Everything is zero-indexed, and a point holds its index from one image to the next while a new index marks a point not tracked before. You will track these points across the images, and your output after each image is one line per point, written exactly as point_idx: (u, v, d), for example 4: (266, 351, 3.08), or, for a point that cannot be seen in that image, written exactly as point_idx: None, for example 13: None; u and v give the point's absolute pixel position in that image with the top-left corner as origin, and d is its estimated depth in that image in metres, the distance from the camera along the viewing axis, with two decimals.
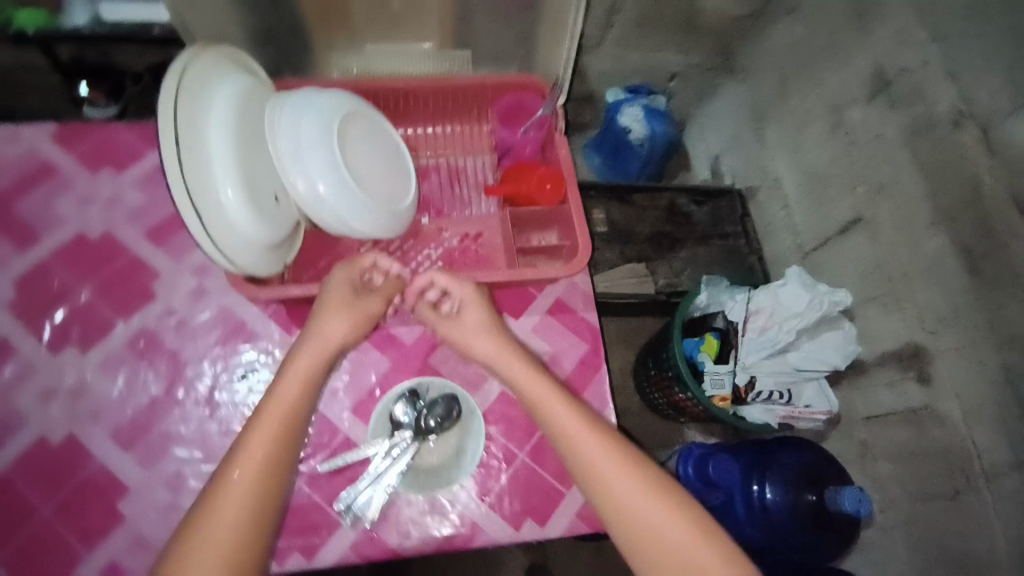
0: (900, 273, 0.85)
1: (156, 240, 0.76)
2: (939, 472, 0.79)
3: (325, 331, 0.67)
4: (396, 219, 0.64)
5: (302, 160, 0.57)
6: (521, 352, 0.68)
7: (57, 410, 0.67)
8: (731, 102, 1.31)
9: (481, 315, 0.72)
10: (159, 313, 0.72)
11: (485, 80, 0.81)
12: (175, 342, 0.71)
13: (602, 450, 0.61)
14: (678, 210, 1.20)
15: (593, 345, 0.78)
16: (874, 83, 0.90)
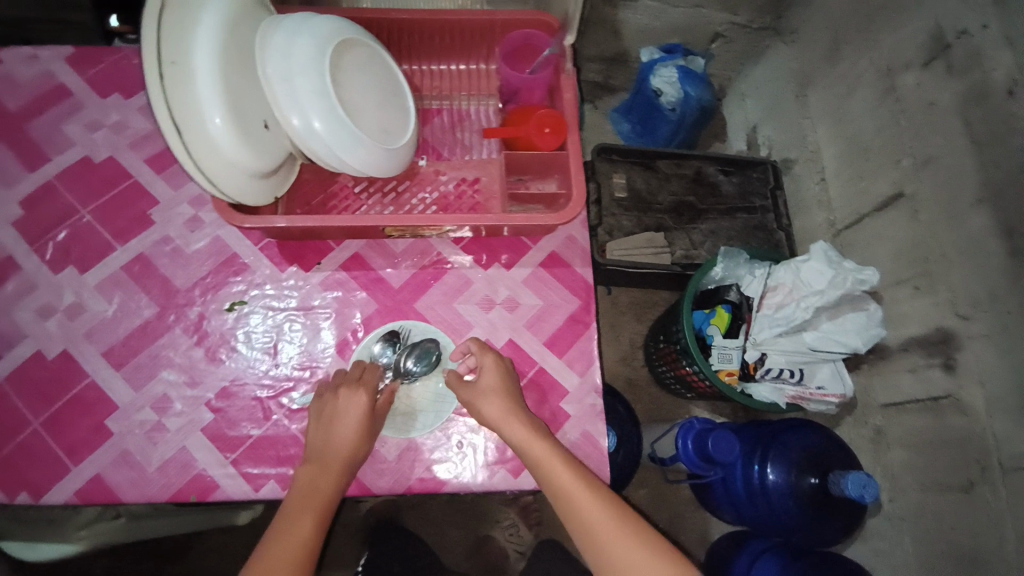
0: (937, 252, 0.79)
1: (159, 167, 0.77)
2: (955, 463, 0.74)
3: (336, 437, 0.62)
4: (394, 159, 0.62)
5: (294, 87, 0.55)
6: (538, 435, 0.61)
7: (58, 324, 0.71)
8: (776, 66, 1.22)
9: (501, 382, 0.65)
10: (156, 241, 0.74)
11: (493, 15, 0.73)
12: (167, 268, 0.73)
13: (611, 521, 0.57)
14: (704, 179, 1.15)
15: (585, 303, 0.75)
16: (932, 43, 0.81)
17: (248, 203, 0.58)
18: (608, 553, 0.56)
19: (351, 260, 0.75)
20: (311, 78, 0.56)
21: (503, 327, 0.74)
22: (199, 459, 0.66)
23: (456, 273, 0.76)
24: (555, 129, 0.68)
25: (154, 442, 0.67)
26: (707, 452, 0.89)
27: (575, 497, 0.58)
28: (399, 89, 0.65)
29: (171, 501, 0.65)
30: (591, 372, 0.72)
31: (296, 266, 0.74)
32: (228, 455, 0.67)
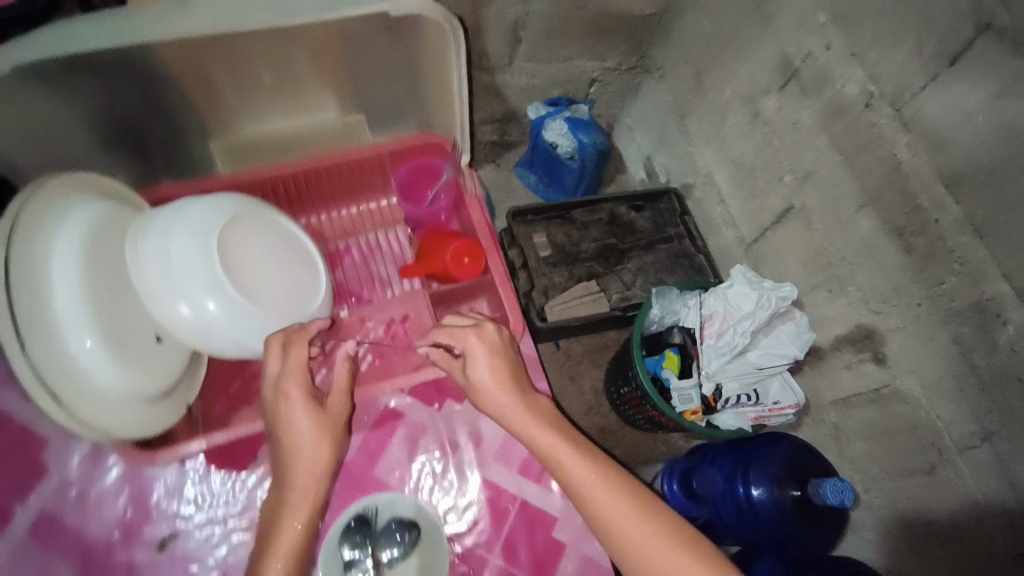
0: (840, 257, 0.85)
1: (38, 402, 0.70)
2: (912, 448, 0.79)
3: (305, 453, 0.61)
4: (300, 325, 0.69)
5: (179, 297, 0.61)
6: (540, 422, 0.67)
7: None
8: (653, 100, 1.29)
9: (496, 366, 0.70)
10: (54, 488, 0.74)
11: (388, 150, 0.82)
12: (73, 516, 0.74)
13: (614, 493, 0.62)
14: (620, 220, 1.19)
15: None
16: (783, 70, 0.89)
17: (139, 428, 0.63)
18: (613, 520, 0.60)
19: None
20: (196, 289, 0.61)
21: (469, 464, 0.78)
22: None
23: (411, 419, 0.79)
24: (472, 257, 0.76)
25: None
26: (692, 488, 1.00)
27: (572, 468, 0.64)
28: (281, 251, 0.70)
29: None
30: None
31: (231, 466, 0.79)
32: None
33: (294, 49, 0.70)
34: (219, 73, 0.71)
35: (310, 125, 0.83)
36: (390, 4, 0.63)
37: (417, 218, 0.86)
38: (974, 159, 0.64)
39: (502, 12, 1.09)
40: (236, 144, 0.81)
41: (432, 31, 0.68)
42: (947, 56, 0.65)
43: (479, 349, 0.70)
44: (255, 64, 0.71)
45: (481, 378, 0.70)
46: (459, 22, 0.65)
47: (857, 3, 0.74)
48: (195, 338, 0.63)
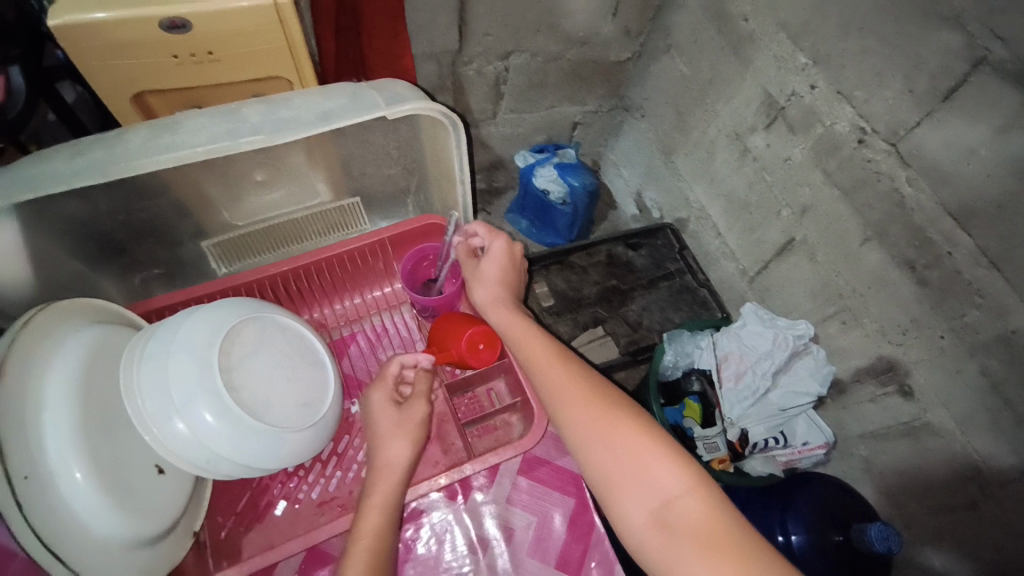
0: (849, 289, 0.84)
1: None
2: (950, 482, 0.76)
3: (391, 450, 0.64)
4: (316, 431, 0.63)
5: (185, 410, 0.56)
6: (519, 323, 0.67)
7: None
8: (637, 138, 1.30)
9: (502, 272, 0.71)
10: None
11: (391, 236, 0.78)
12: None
13: (576, 384, 0.59)
14: (618, 260, 1.17)
15: (580, 500, 0.72)
16: (767, 110, 0.90)
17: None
18: (575, 410, 0.57)
19: (307, 560, 0.68)
20: (206, 403, 0.57)
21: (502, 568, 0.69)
22: None
23: (437, 516, 0.71)
24: (488, 343, 0.71)
25: None
26: None
27: (542, 361, 0.62)
28: (303, 348, 0.66)
29: None
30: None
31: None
32: None
33: (287, 149, 0.65)
34: (211, 180, 0.66)
35: (305, 212, 0.77)
36: (390, 110, 0.60)
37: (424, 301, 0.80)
38: (981, 194, 0.65)
39: (482, 71, 1.09)
40: (230, 240, 0.76)
41: (430, 122, 0.65)
42: (939, 92, 0.65)
43: (502, 249, 0.71)
44: (247, 167, 0.66)
45: (496, 268, 0.71)
46: (459, 117, 0.63)
47: (837, 46, 0.75)
48: (198, 465, 0.58)
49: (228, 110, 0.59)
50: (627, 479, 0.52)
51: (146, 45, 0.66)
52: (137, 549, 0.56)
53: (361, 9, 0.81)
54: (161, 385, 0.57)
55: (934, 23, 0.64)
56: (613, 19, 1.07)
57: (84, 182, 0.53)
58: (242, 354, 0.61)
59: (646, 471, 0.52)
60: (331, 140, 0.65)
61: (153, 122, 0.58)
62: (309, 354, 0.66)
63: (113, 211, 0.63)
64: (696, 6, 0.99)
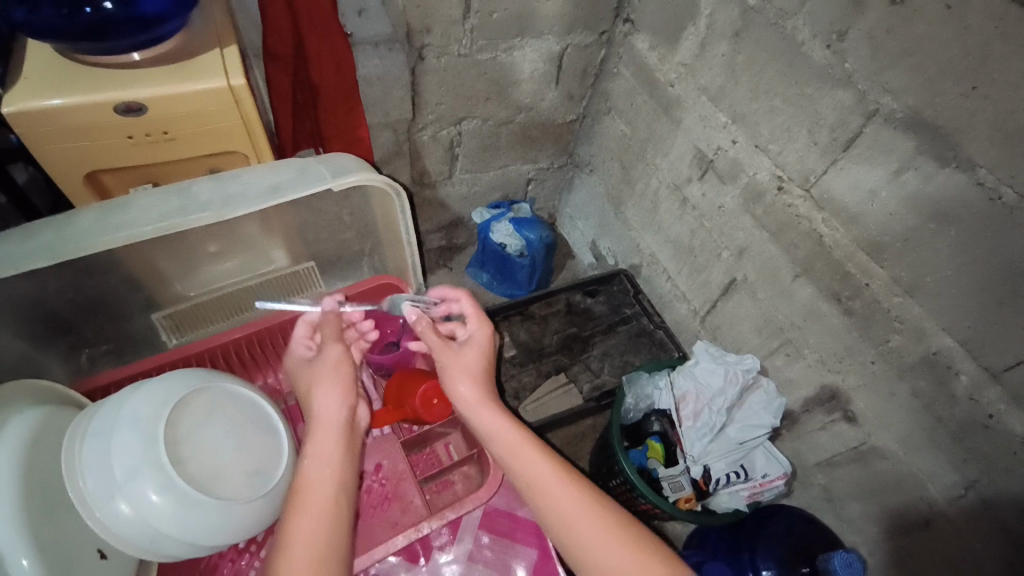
0: (789, 323, 0.89)
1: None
2: (903, 503, 0.79)
3: (326, 412, 0.63)
4: (269, 501, 0.61)
5: (129, 488, 0.56)
6: (482, 394, 0.68)
7: None
8: (588, 192, 1.38)
9: (485, 363, 0.71)
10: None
11: (344, 294, 0.78)
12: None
13: (584, 506, 0.58)
14: (577, 308, 1.21)
15: (542, 549, 0.70)
16: (699, 163, 0.97)
17: None
18: (580, 534, 0.56)
19: None
20: (151, 480, 0.56)
21: None
22: None
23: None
24: (441, 399, 0.73)
25: None
26: None
27: (484, 411, 0.66)
28: (257, 415, 0.65)
29: None
30: None
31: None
32: None
33: (239, 220, 0.68)
34: (160, 255, 0.68)
35: (261, 281, 0.79)
36: (336, 182, 0.66)
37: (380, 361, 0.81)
38: (888, 230, 0.72)
39: (436, 136, 1.16)
40: (182, 310, 0.76)
41: (376, 191, 0.71)
42: (842, 142, 0.73)
43: (485, 337, 0.72)
44: (199, 240, 0.68)
45: (474, 358, 0.71)
46: (403, 188, 0.70)
47: (751, 106, 0.84)
48: (144, 546, 0.57)
49: (179, 189, 0.63)
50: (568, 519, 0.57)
51: (100, 128, 0.69)
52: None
53: (316, 87, 0.86)
54: (106, 463, 0.56)
55: (829, 85, 0.73)
56: (556, 86, 1.16)
57: (34, 264, 0.56)
58: (192, 425, 0.61)
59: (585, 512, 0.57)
60: (284, 212, 0.69)
61: (102, 203, 0.61)
62: (263, 422, 0.65)
63: (59, 289, 0.63)
64: (629, 73, 1.08)
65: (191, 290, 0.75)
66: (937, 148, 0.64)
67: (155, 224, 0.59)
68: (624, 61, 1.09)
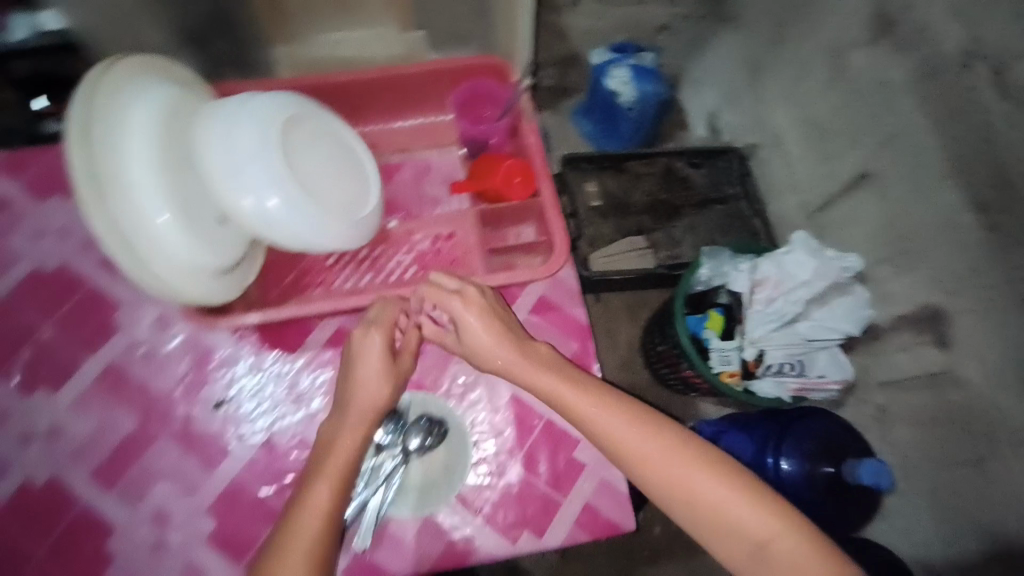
0: (911, 230, 0.80)
1: (112, 268, 0.76)
2: (963, 437, 0.74)
3: (362, 394, 0.62)
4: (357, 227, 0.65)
5: (243, 177, 0.57)
6: (526, 376, 0.64)
7: (40, 449, 0.70)
8: (726, 54, 1.22)
9: (491, 327, 0.66)
10: (125, 345, 0.73)
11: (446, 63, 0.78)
12: (142, 374, 0.73)
13: (663, 449, 0.57)
14: (675, 175, 1.15)
15: (581, 347, 0.74)
16: (876, 24, 0.82)
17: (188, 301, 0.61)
18: (652, 472, 0.57)
19: (336, 335, 0.75)
20: (259, 169, 0.57)
21: None
22: (207, 565, 0.66)
23: (450, 333, 0.75)
24: (523, 179, 0.74)
25: (157, 564, 0.66)
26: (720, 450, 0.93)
27: (536, 375, 0.64)
28: (353, 158, 0.69)
29: None
30: None
31: (279, 348, 0.74)
32: (240, 559, 0.66)
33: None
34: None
35: None
36: None
37: (469, 136, 0.79)
38: None
39: None
40: None
41: None
42: None
43: (474, 306, 0.65)
44: None
45: (481, 340, 0.65)
46: None
47: None
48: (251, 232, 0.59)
49: None
50: (654, 455, 0.57)
51: None
52: (206, 276, 0.62)
53: None
54: (224, 149, 0.57)
55: None
56: None
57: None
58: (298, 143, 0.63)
59: (673, 449, 0.58)
60: None
61: None
62: (358, 166, 0.68)
63: None
64: None
65: None
66: None
67: None
68: None
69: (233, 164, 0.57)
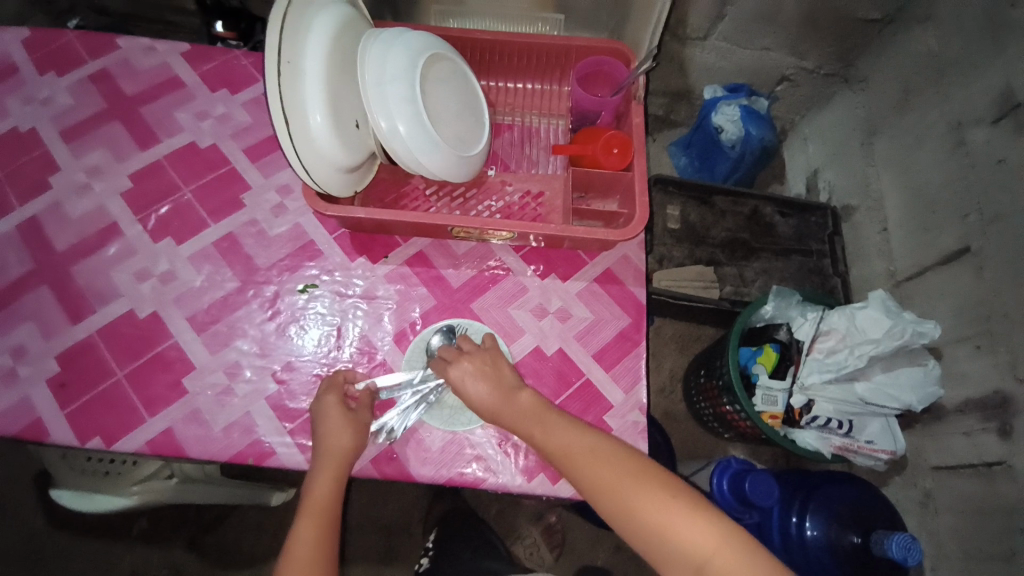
0: (1002, 313, 0.76)
1: (250, 156, 0.82)
2: (999, 532, 0.70)
3: (334, 446, 0.63)
4: (465, 165, 0.64)
5: (387, 95, 0.58)
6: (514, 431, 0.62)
7: (151, 289, 0.75)
8: (842, 113, 1.22)
9: (485, 396, 0.63)
10: (243, 222, 0.78)
11: (570, 39, 0.77)
12: (251, 248, 0.77)
13: (610, 468, 0.56)
14: (761, 219, 1.15)
15: (635, 322, 0.75)
16: (1001, 103, 0.81)
17: (330, 192, 0.61)
18: (603, 499, 0.55)
19: (416, 257, 0.77)
20: (402, 87, 0.59)
21: (553, 335, 0.74)
22: (260, 425, 0.69)
23: (513, 279, 0.76)
24: (622, 149, 0.72)
25: (222, 405, 0.70)
26: (743, 493, 0.83)
27: (506, 417, 0.62)
28: (476, 103, 0.69)
29: (231, 461, 0.68)
30: (636, 389, 0.71)
31: (364, 257, 0.77)
32: (286, 424, 0.69)
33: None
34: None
35: (514, 21, 0.86)
36: None
37: (580, 105, 0.78)
38: None
39: None
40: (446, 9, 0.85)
41: None
42: None
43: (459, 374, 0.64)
44: None
45: (482, 396, 0.63)
46: None
47: None
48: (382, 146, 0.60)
49: None
50: (602, 479, 0.55)
51: None
52: (340, 183, 0.60)
53: None
54: (377, 66, 0.59)
55: None
56: None
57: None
58: (435, 78, 0.64)
59: (618, 471, 0.55)
60: None
61: None
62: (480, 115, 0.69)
63: None
64: None
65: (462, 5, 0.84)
66: None
67: None
68: None
69: (383, 80, 0.59)
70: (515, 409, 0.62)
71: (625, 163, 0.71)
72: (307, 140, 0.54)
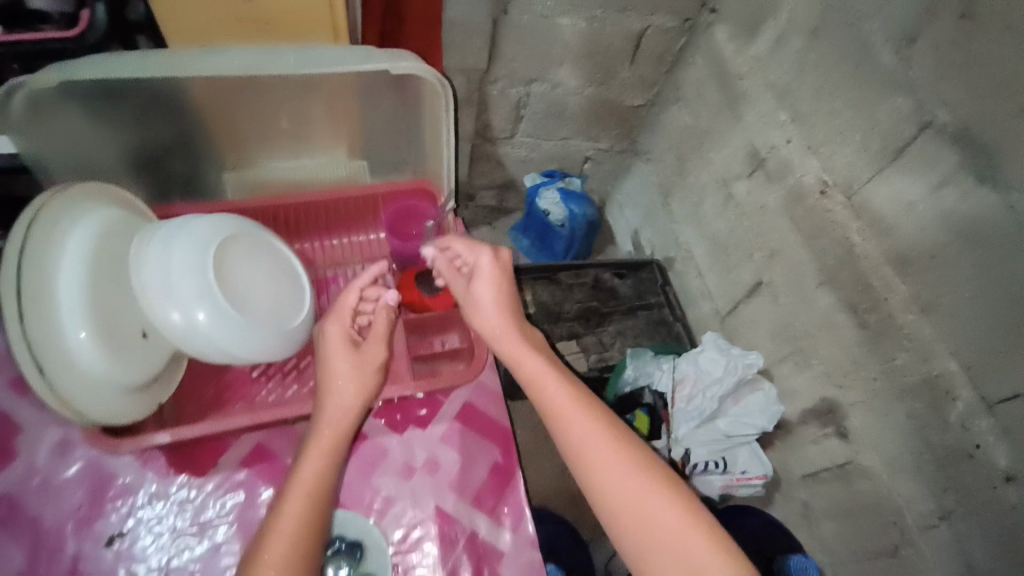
0: (804, 331, 0.89)
1: (21, 390, 0.74)
2: (877, 527, 0.79)
3: (336, 399, 0.66)
4: (280, 339, 0.67)
5: (170, 294, 0.60)
6: (531, 360, 0.72)
7: None
8: (641, 180, 1.40)
9: (496, 296, 0.76)
10: (20, 474, 0.70)
11: (377, 190, 0.86)
12: (36, 505, 0.68)
13: (603, 433, 0.66)
14: (603, 284, 1.23)
15: (504, 449, 0.78)
16: (751, 160, 0.97)
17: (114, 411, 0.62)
18: (601, 462, 0.64)
19: (253, 454, 0.74)
20: (190, 282, 0.61)
21: (427, 492, 0.74)
22: None
23: (372, 441, 0.76)
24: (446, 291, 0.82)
25: None
26: None
27: (517, 353, 0.73)
28: (286, 270, 0.72)
29: None
30: (524, 525, 0.73)
31: (188, 472, 0.72)
32: None
33: (309, 98, 0.78)
34: (242, 115, 0.79)
35: (318, 163, 0.89)
36: (390, 64, 0.71)
37: (400, 253, 0.87)
38: (918, 244, 0.70)
39: (506, 93, 1.19)
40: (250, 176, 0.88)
41: (425, 88, 0.76)
42: (895, 151, 0.72)
43: (489, 264, 0.76)
44: (273, 109, 0.79)
45: (490, 299, 0.75)
46: (451, 87, 0.74)
47: (813, 106, 0.83)
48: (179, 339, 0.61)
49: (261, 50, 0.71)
50: (597, 447, 0.65)
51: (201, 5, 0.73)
52: (125, 395, 0.64)
53: (402, 18, 0.92)
54: (160, 265, 0.61)
55: (890, 91, 0.72)
56: (630, 66, 1.17)
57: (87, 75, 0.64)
58: (229, 256, 0.66)
59: (613, 450, 0.65)
60: (350, 91, 0.77)
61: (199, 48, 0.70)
62: (289, 279, 0.72)
63: (152, 119, 0.75)
64: (704, 63, 1.08)
65: (267, 159, 0.87)
66: (984, 161, 0.63)
67: (237, 65, 0.68)
68: (701, 50, 1.08)
69: (165, 279, 0.61)
70: (544, 364, 0.72)
71: (454, 302, 0.82)
72: (71, 371, 0.58)
